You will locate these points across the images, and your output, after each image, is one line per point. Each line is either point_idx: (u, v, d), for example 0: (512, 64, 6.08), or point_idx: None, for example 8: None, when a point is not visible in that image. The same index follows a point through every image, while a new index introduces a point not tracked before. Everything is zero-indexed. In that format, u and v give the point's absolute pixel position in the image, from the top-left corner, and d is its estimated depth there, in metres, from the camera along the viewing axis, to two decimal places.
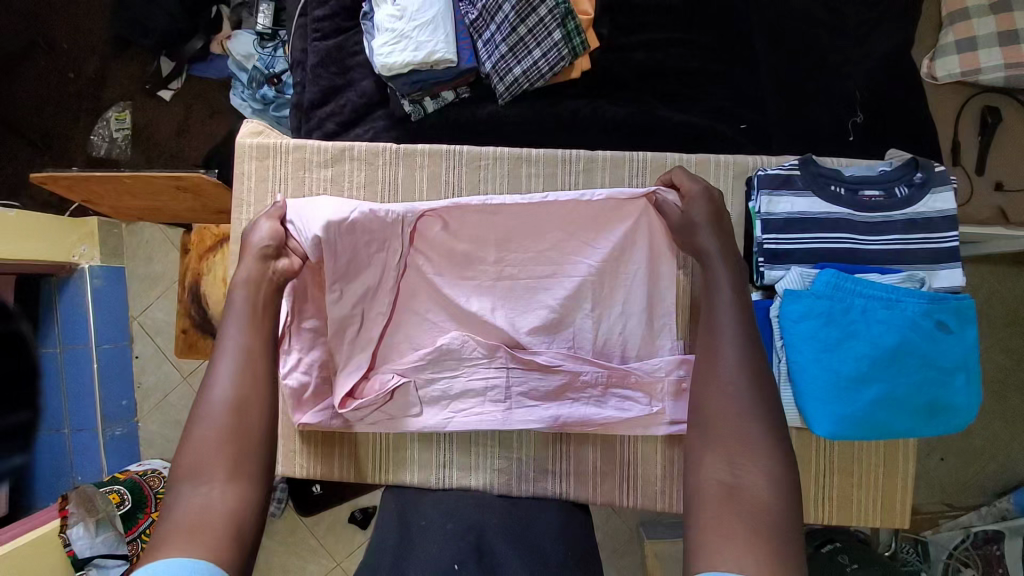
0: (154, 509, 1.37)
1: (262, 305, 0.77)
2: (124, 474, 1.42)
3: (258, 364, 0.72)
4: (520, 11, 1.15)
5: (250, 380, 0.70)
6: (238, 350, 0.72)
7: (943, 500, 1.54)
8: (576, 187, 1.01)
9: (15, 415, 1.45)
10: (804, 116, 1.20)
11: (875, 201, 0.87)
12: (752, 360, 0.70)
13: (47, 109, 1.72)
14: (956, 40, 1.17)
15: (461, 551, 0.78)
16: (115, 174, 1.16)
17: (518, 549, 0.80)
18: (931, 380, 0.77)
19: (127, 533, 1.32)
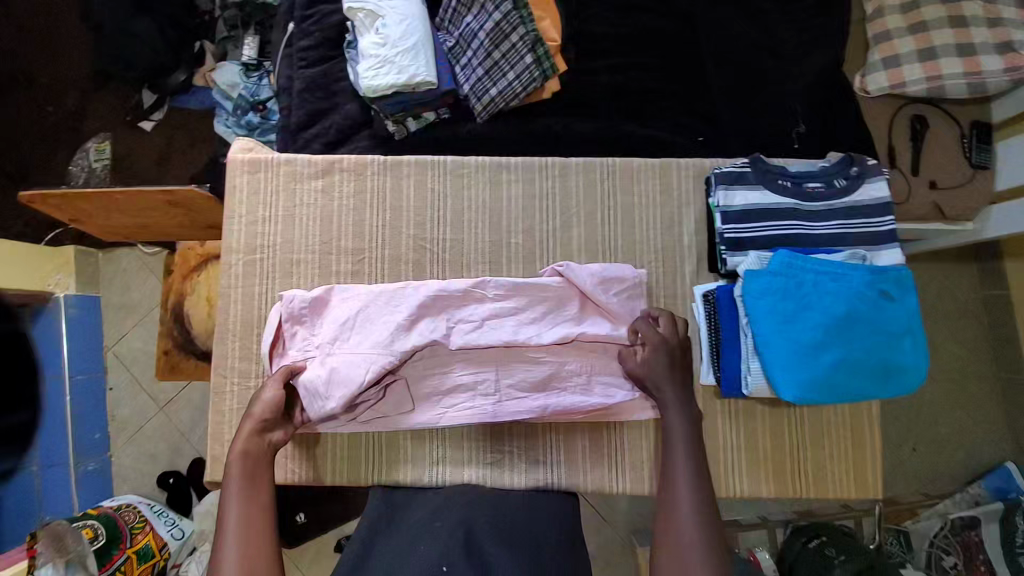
0: (130, 545, 1.32)
1: (258, 476, 0.87)
2: (96, 510, 1.36)
3: (261, 535, 0.81)
4: (493, 38, 1.26)
5: (254, 553, 0.79)
6: (238, 527, 0.81)
7: (920, 490, 1.61)
8: (553, 190, 1.08)
9: (12, 416, 1.42)
10: (754, 127, 1.32)
11: (817, 191, 0.97)
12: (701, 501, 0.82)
13: (25, 141, 1.74)
14: (882, 57, 1.32)
15: (449, 551, 0.73)
16: (107, 189, 1.20)
17: (509, 548, 0.77)
18: (881, 344, 0.85)
19: (100, 570, 1.26)
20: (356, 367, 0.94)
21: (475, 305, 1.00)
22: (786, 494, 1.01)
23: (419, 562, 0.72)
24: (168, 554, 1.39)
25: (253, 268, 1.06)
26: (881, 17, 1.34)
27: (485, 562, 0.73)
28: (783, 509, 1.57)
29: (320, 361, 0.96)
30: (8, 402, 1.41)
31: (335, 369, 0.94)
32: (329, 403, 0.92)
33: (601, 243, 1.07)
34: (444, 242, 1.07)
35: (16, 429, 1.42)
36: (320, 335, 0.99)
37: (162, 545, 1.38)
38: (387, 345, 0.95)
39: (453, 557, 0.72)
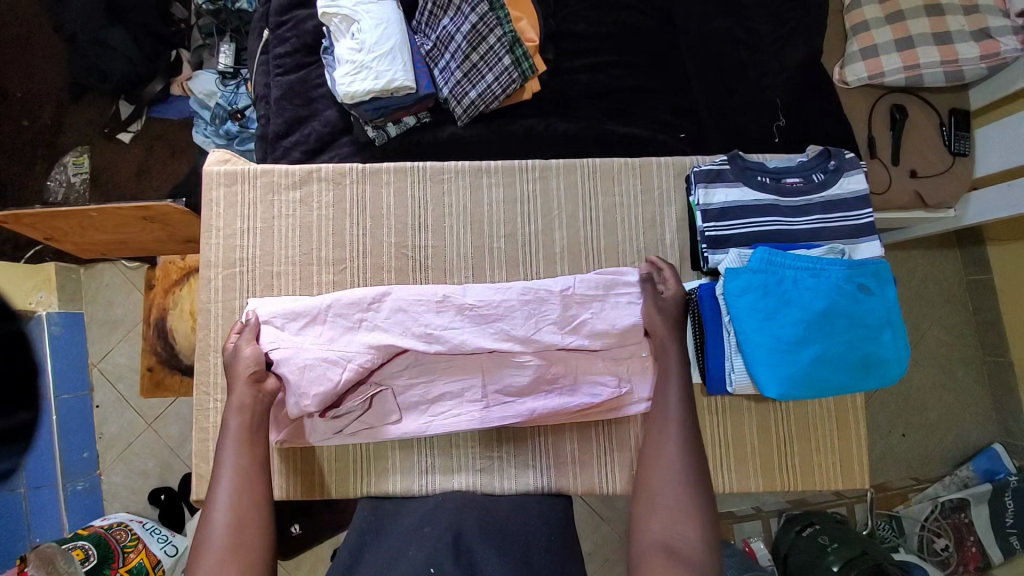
0: (122, 564, 1.31)
1: (256, 425, 0.88)
2: (86, 530, 1.35)
3: (255, 484, 0.82)
4: (471, 40, 1.25)
5: (248, 499, 0.80)
6: (234, 474, 0.82)
7: (911, 474, 1.62)
8: (534, 193, 1.07)
9: (16, 415, 1.43)
10: (735, 123, 1.32)
11: (796, 187, 0.98)
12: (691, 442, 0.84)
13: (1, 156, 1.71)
14: (861, 48, 1.32)
15: (437, 552, 0.74)
16: (80, 208, 1.17)
17: (496, 546, 0.78)
18: (861, 337, 0.86)
19: None
20: (330, 365, 0.94)
21: (454, 314, 0.98)
22: (774, 487, 1.02)
23: (406, 567, 0.72)
24: (163, 570, 1.38)
25: (234, 281, 1.04)
26: (858, 8, 1.35)
27: (472, 563, 0.74)
28: (777, 499, 1.58)
29: (294, 353, 0.94)
30: (12, 400, 1.43)
31: (309, 366, 0.93)
32: (305, 401, 0.93)
33: (584, 245, 1.06)
34: (425, 249, 1.06)
35: (21, 427, 1.44)
36: (293, 341, 0.95)
37: (156, 563, 1.38)
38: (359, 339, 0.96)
39: (440, 559, 0.72)
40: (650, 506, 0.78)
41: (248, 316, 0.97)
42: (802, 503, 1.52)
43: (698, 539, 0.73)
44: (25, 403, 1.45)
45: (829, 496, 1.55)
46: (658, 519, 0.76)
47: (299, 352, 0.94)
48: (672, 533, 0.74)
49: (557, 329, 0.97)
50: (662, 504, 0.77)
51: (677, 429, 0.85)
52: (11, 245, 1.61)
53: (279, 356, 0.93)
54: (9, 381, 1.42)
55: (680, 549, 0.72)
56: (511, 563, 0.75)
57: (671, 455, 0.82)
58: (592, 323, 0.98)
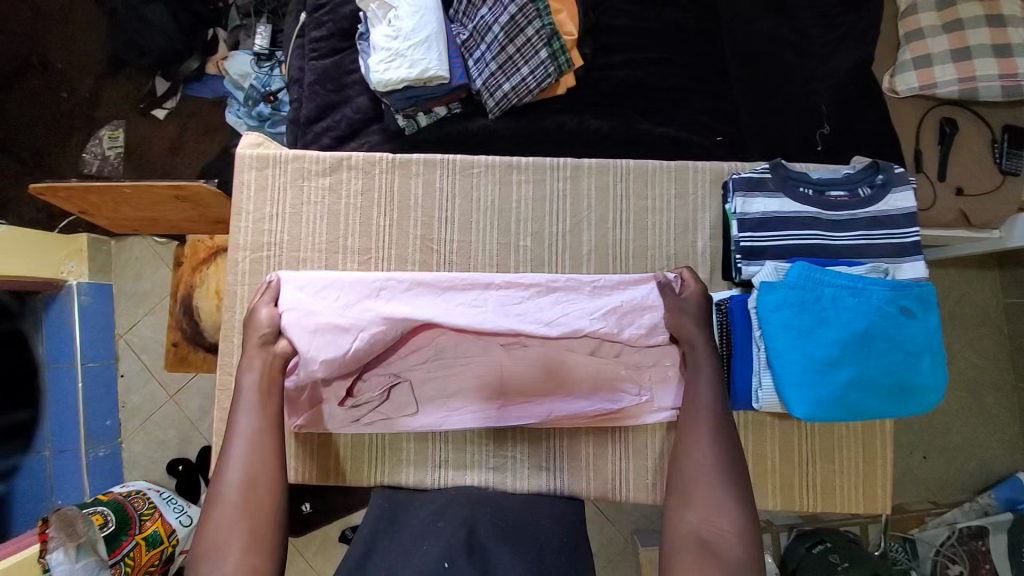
0: (139, 531, 1.36)
1: (266, 389, 0.88)
2: (107, 496, 1.41)
3: (266, 449, 0.83)
4: (508, 31, 1.23)
5: (261, 461, 0.82)
6: (250, 435, 0.84)
7: (929, 498, 1.58)
8: (563, 193, 1.03)
9: (16, 414, 1.47)
10: (775, 128, 1.28)
11: (840, 200, 0.93)
12: (728, 436, 0.83)
13: (37, 127, 1.75)
14: (913, 57, 1.27)
15: (452, 546, 0.75)
16: (115, 184, 1.13)
17: (509, 545, 0.79)
18: (899, 362, 0.82)
19: (111, 556, 1.29)
20: (344, 330, 0.92)
21: (477, 291, 0.95)
22: (793, 507, 1.00)
23: (420, 561, 0.73)
24: (177, 539, 1.43)
25: (261, 264, 1.05)
26: (914, 13, 1.29)
27: (486, 561, 0.74)
28: (789, 514, 1.56)
29: (307, 316, 0.93)
30: (12, 401, 1.46)
31: (325, 329, 0.92)
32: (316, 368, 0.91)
33: (612, 249, 1.03)
34: (451, 242, 1.04)
35: (21, 425, 1.48)
36: (306, 302, 0.94)
37: (170, 532, 1.42)
38: (377, 309, 0.94)
39: (455, 554, 0.73)
40: (685, 498, 0.79)
41: (270, 278, 0.97)
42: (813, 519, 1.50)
43: (734, 534, 0.74)
44: (24, 403, 1.49)
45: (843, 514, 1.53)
46: (693, 510, 0.77)
47: (310, 314, 0.93)
48: (708, 525, 0.75)
49: (585, 314, 0.95)
50: (698, 496, 0.78)
51: (708, 424, 0.83)
52: (46, 215, 1.70)
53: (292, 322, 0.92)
54: (10, 381, 1.47)
55: (717, 542, 0.74)
56: (526, 561, 0.76)
57: (703, 451, 0.81)
58: (624, 308, 0.95)
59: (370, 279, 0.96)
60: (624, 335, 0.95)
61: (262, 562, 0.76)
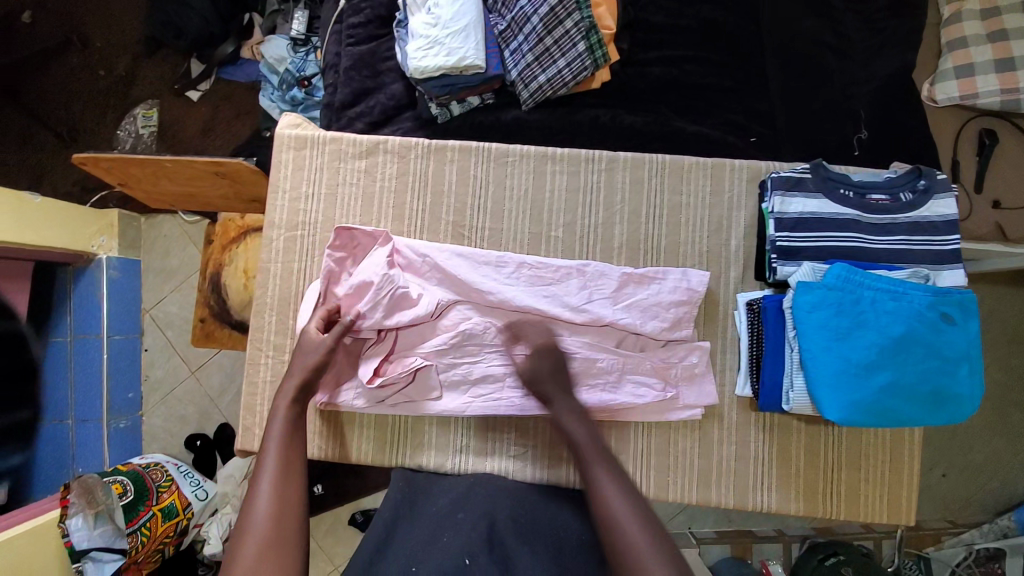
0: (156, 503, 1.40)
1: (296, 419, 0.88)
2: (126, 466, 1.45)
3: (294, 477, 0.81)
4: (547, 23, 1.23)
5: (288, 491, 0.80)
6: (277, 465, 0.82)
7: (946, 516, 1.55)
8: (598, 185, 1.03)
9: (16, 413, 1.46)
10: (810, 131, 1.27)
11: (880, 204, 0.92)
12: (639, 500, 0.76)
13: (75, 104, 1.79)
14: (955, 66, 1.26)
15: (471, 542, 0.76)
16: (156, 157, 1.15)
17: (527, 541, 0.79)
18: (936, 370, 0.81)
19: (128, 525, 1.33)
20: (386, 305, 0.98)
21: (511, 276, 1.01)
22: (815, 513, 0.99)
23: (439, 559, 0.74)
24: (192, 513, 1.47)
25: (294, 244, 1.06)
26: (958, 22, 1.28)
27: (506, 557, 0.75)
28: (801, 524, 1.54)
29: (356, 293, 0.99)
30: (14, 400, 1.46)
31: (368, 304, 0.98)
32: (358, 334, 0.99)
33: (644, 242, 1.02)
34: (483, 230, 1.05)
35: (21, 424, 1.48)
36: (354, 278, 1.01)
37: (186, 505, 1.46)
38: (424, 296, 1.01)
39: (475, 550, 0.74)
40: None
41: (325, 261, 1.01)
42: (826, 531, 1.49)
43: None
44: (25, 402, 1.49)
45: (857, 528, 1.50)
46: None
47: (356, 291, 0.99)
48: None
49: (610, 302, 0.98)
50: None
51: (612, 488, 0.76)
52: (80, 190, 1.76)
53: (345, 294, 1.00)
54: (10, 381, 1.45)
55: None
56: (547, 560, 0.77)
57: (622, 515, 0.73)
58: (647, 302, 0.97)
59: (418, 245, 1.03)
60: (648, 330, 0.96)
61: None
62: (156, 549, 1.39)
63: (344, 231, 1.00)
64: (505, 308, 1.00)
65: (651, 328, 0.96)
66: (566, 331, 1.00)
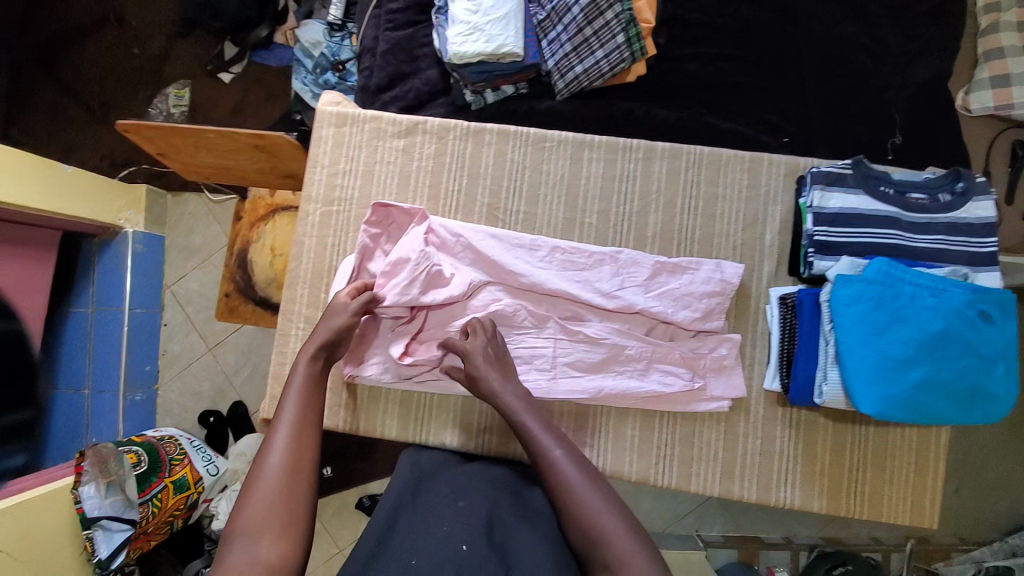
0: (168, 475, 1.40)
1: (318, 376, 0.89)
2: (140, 437, 1.45)
3: (309, 436, 0.81)
4: (588, 13, 1.24)
5: (302, 447, 0.80)
6: (294, 421, 0.82)
7: (956, 533, 1.52)
8: (634, 174, 1.03)
9: (16, 414, 1.44)
10: (842, 133, 1.27)
11: (919, 203, 0.92)
12: (610, 494, 0.77)
13: (107, 80, 1.82)
14: (991, 76, 1.26)
15: (470, 529, 0.74)
16: (200, 126, 1.17)
17: (532, 529, 0.79)
18: (973, 368, 0.81)
19: (140, 495, 1.34)
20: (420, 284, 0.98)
21: (544, 260, 1.01)
22: (838, 511, 0.98)
23: (436, 547, 0.71)
24: (202, 487, 1.48)
25: (330, 219, 1.07)
26: (995, 33, 1.27)
27: (506, 548, 0.74)
28: (809, 533, 1.52)
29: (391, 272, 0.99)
30: (15, 400, 1.43)
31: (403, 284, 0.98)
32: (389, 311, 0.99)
33: (678, 233, 1.03)
34: (516, 214, 1.06)
35: (22, 424, 1.45)
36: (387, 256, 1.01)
37: (198, 479, 1.47)
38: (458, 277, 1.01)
39: (474, 537, 0.72)
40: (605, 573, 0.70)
41: (363, 238, 1.02)
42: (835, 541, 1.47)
43: None
44: (25, 402, 1.46)
45: (865, 540, 1.48)
46: None
47: (392, 271, 0.99)
48: None
49: (641, 290, 0.98)
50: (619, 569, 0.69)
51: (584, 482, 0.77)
52: (108, 165, 1.78)
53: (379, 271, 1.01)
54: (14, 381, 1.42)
55: None
56: (551, 550, 0.75)
57: (594, 509, 0.74)
58: (680, 291, 0.97)
59: (452, 224, 1.04)
60: (679, 319, 0.96)
61: (294, 553, 0.70)
62: (165, 521, 1.40)
63: (381, 207, 1.01)
64: (537, 292, 1.01)
65: (682, 317, 0.96)
66: (597, 316, 1.00)
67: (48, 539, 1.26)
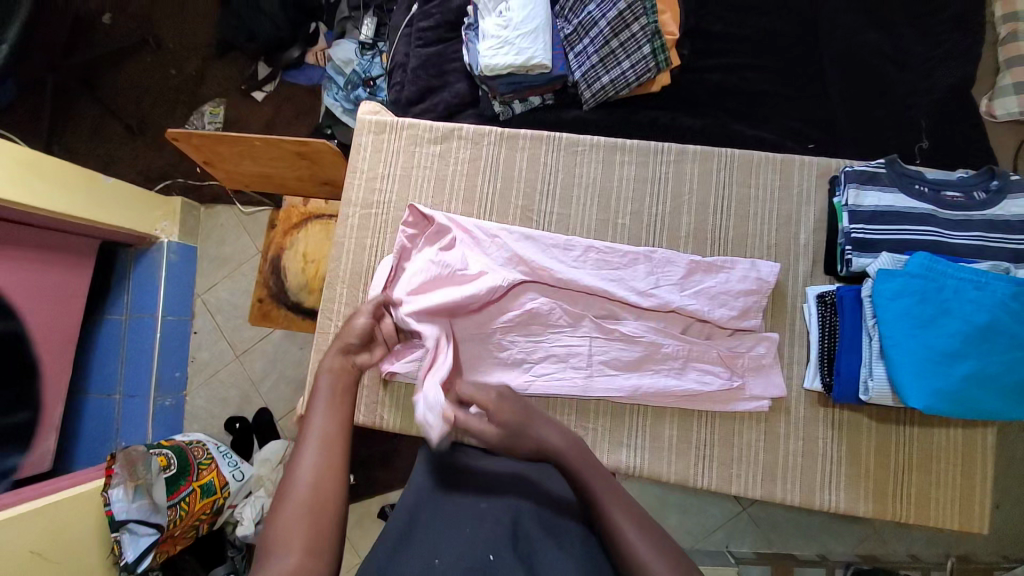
0: (196, 479, 1.41)
1: (343, 388, 0.82)
2: (169, 442, 1.46)
3: (337, 450, 0.75)
4: (614, 26, 1.28)
5: (329, 461, 0.74)
6: (321, 435, 0.76)
7: (999, 551, 1.40)
8: (667, 176, 1.06)
9: (15, 415, 1.32)
10: (867, 139, 1.28)
11: (956, 201, 0.93)
12: (653, 531, 0.71)
13: (146, 100, 1.91)
14: (1015, 82, 1.27)
15: (495, 536, 0.68)
16: (247, 135, 1.22)
17: (555, 537, 0.72)
18: (1023, 362, 0.80)
19: (169, 498, 1.35)
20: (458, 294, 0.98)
21: (580, 260, 1.02)
22: (883, 515, 0.95)
23: (460, 554, 0.66)
24: (227, 492, 1.48)
25: (369, 222, 1.11)
26: (1014, 41, 1.29)
27: (531, 556, 0.68)
28: (844, 551, 1.44)
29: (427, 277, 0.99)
30: (13, 401, 1.31)
31: (438, 298, 0.97)
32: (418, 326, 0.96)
33: (711, 233, 1.04)
34: (550, 215, 1.08)
35: (20, 427, 1.34)
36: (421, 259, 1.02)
37: (223, 484, 1.47)
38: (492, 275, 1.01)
39: (499, 544, 0.67)
40: None
41: (402, 237, 1.04)
42: (871, 559, 1.37)
43: None
44: (24, 402, 1.34)
45: (904, 558, 1.40)
46: None
47: (427, 270, 1.00)
48: None
49: (677, 289, 0.99)
50: None
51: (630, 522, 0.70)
52: (144, 178, 1.85)
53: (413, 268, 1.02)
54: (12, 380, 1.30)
55: None
56: (574, 559, 0.69)
57: (641, 551, 0.68)
58: (715, 290, 0.97)
59: (487, 225, 1.06)
60: (713, 318, 0.96)
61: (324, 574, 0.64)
62: (191, 525, 1.41)
63: (417, 209, 1.04)
64: (572, 291, 1.02)
65: (717, 315, 0.96)
66: (633, 315, 1.00)
67: (75, 541, 1.26)
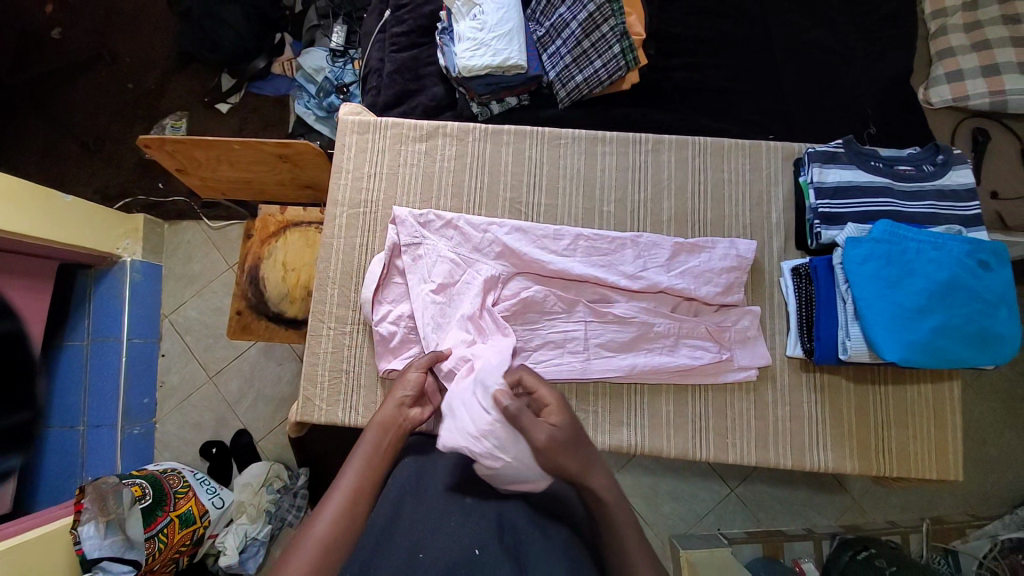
0: (173, 508, 1.29)
1: (387, 447, 0.72)
2: (143, 471, 1.36)
3: (361, 512, 0.65)
4: (585, 28, 1.33)
5: (350, 525, 0.63)
6: (349, 491, 0.66)
7: (968, 510, 1.49)
8: (647, 164, 1.11)
9: (16, 415, 1.41)
10: (821, 128, 1.39)
11: (908, 173, 1.01)
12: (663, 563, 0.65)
13: (102, 116, 1.83)
14: (945, 72, 1.40)
15: (481, 529, 0.61)
16: (226, 140, 1.21)
17: (545, 528, 0.64)
18: (978, 312, 0.88)
19: (145, 530, 1.23)
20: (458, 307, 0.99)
21: (570, 247, 1.05)
22: (869, 472, 1.02)
23: (445, 550, 0.59)
24: (208, 521, 1.37)
25: (357, 221, 1.11)
26: (944, 35, 1.43)
27: (518, 547, 0.61)
28: (828, 523, 1.50)
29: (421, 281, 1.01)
30: (13, 401, 1.40)
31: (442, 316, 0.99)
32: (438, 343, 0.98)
33: (691, 216, 1.09)
34: (538, 207, 1.11)
35: (19, 427, 1.42)
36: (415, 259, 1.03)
37: (203, 512, 1.36)
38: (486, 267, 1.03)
39: (486, 539, 0.60)
40: None
41: (392, 235, 1.05)
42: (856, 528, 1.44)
43: None
44: (25, 402, 1.44)
45: (883, 524, 1.46)
46: None
47: (423, 268, 1.02)
48: None
49: (664, 270, 1.03)
50: None
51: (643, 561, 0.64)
52: (102, 197, 1.77)
53: (407, 267, 1.03)
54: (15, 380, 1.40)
55: None
56: (563, 548, 0.62)
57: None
58: (698, 268, 1.02)
59: (476, 218, 1.08)
60: (697, 296, 1.01)
61: None
62: (171, 558, 1.28)
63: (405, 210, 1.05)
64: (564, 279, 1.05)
65: (705, 293, 1.00)
66: (625, 299, 1.03)
67: None
